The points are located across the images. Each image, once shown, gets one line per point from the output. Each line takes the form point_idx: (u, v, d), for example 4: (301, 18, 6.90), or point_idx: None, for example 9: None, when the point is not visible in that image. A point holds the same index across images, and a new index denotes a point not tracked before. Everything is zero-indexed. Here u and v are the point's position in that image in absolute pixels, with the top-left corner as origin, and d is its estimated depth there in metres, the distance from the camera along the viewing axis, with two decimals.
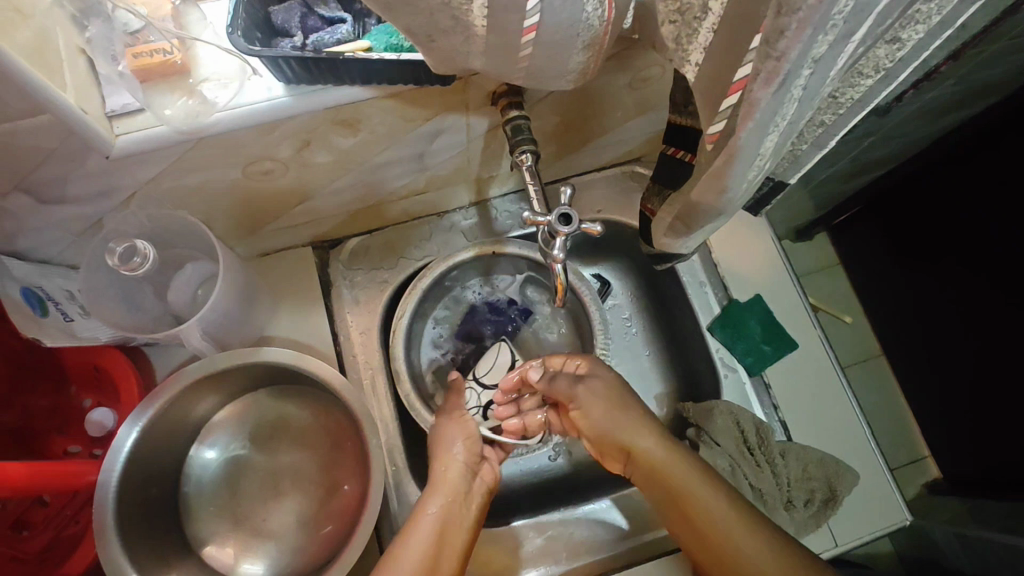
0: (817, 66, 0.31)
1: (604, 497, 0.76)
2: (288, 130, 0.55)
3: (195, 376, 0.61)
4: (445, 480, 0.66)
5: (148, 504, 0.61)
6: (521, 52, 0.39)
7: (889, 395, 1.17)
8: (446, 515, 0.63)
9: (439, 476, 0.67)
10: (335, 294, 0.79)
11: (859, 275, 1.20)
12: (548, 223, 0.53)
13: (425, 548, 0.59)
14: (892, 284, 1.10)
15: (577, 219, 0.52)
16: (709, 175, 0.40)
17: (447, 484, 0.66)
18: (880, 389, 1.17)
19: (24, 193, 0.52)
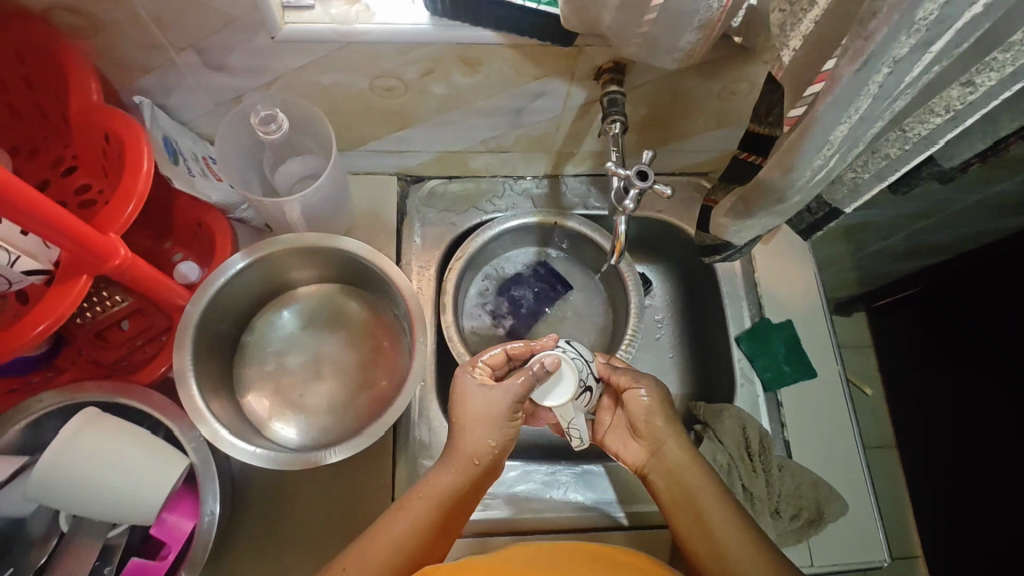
0: (896, 67, 0.38)
1: (597, 464, 0.81)
2: (419, 55, 0.63)
3: (287, 245, 0.68)
4: (459, 456, 0.61)
5: (217, 348, 0.69)
6: (646, 15, 0.47)
7: (894, 466, 1.18)
8: (452, 497, 0.59)
9: (460, 452, 0.61)
10: (407, 222, 0.87)
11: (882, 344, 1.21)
12: (626, 177, 0.59)
13: (416, 529, 0.56)
14: (917, 363, 1.12)
15: (652, 176, 0.58)
16: (781, 152, 0.47)
17: (465, 459, 0.61)
18: (888, 459, 1.18)
19: (194, 53, 0.61)
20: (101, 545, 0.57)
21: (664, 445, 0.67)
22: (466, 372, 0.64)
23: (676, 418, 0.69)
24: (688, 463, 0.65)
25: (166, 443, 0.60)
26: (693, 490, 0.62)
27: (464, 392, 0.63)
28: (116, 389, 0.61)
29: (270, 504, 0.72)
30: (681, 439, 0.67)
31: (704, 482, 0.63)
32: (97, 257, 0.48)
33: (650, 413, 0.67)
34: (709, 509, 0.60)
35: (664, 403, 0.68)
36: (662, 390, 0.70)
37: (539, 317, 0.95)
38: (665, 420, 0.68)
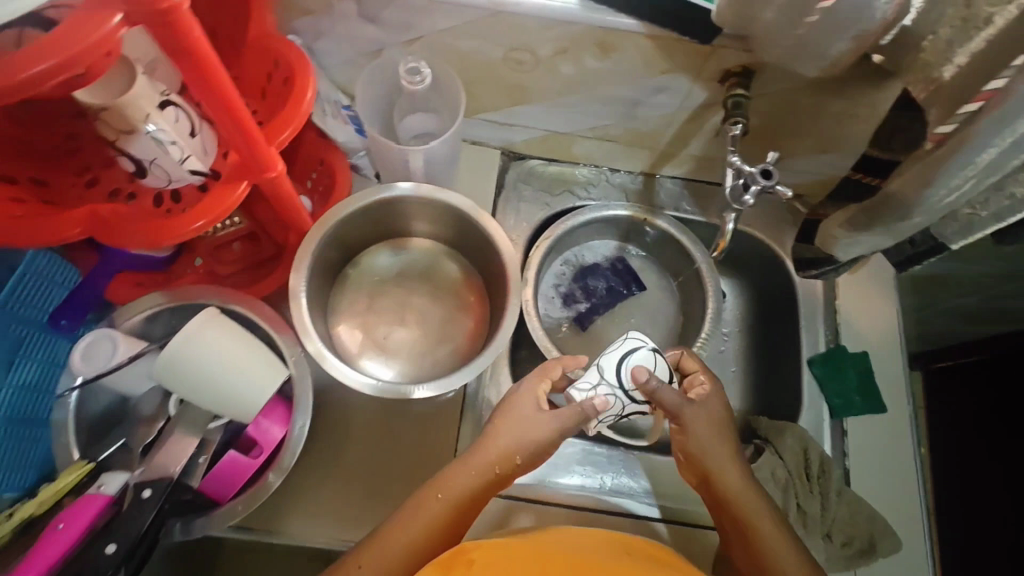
0: None
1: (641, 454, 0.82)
2: (559, 33, 0.66)
3: (402, 192, 0.71)
4: (483, 449, 0.60)
5: (323, 278, 0.73)
6: (809, 16, 0.49)
7: None
8: (467, 496, 0.59)
9: (486, 445, 0.60)
10: (503, 196, 0.91)
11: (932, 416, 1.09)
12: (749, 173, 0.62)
13: (430, 530, 0.57)
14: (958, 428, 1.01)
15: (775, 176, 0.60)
16: (925, 167, 0.50)
17: (484, 462, 0.60)
18: None
19: (355, 2, 0.65)
20: (200, 437, 0.62)
21: (717, 475, 0.62)
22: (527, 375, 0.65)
23: (730, 442, 0.63)
24: (745, 490, 0.61)
25: (272, 354, 0.65)
26: (750, 523, 0.59)
27: (515, 402, 0.63)
28: (233, 296, 0.66)
29: (341, 433, 0.75)
30: (738, 466, 0.62)
31: (763, 510, 0.60)
32: (261, 167, 0.52)
33: (703, 433, 0.62)
34: (768, 545, 0.58)
35: (716, 428, 0.63)
36: (717, 410, 0.64)
37: (609, 308, 0.97)
38: (723, 444, 0.62)
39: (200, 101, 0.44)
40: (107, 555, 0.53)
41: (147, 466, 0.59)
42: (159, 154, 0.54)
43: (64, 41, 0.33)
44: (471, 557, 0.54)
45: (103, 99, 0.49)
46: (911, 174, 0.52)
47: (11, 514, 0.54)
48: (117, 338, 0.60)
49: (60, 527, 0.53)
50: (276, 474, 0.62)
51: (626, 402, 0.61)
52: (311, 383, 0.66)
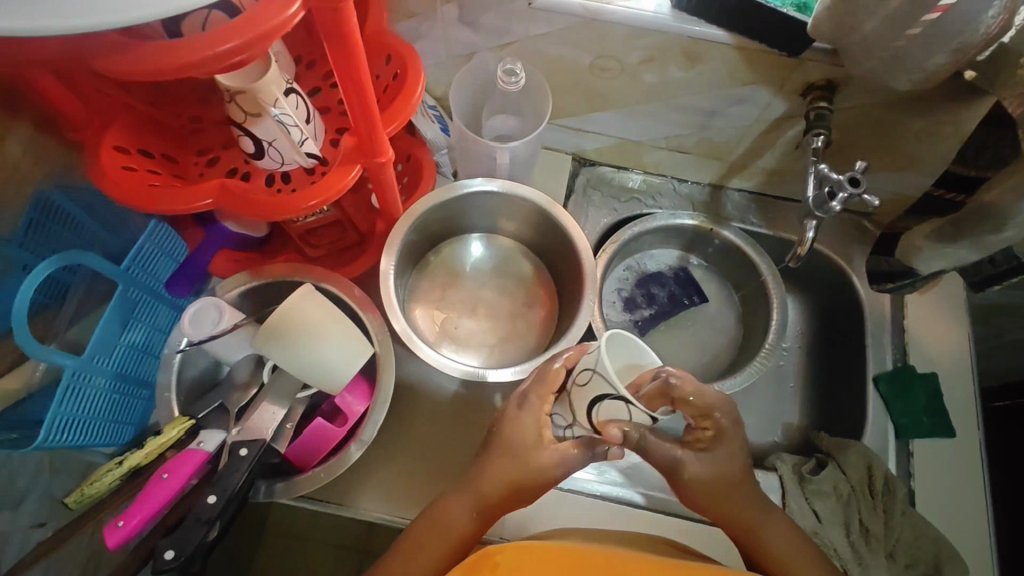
0: None
1: None
2: (649, 43, 0.69)
3: (487, 186, 0.74)
4: (477, 481, 0.58)
5: (405, 265, 0.77)
6: (911, 28, 0.51)
7: None
8: (467, 530, 0.57)
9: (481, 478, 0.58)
10: (573, 201, 0.93)
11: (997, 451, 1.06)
12: (837, 182, 0.65)
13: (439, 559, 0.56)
14: None
15: (863, 184, 0.63)
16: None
17: (480, 498, 0.58)
18: None
19: (457, 8, 0.70)
20: (287, 405, 0.65)
21: (732, 515, 0.59)
22: (523, 404, 0.59)
23: (739, 481, 0.59)
24: (761, 525, 0.59)
25: (359, 331, 0.68)
26: (780, 560, 0.58)
27: (516, 440, 0.58)
28: (326, 275, 0.70)
29: (408, 418, 0.77)
30: (751, 498, 0.59)
31: (787, 543, 0.59)
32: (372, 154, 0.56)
33: (712, 491, 0.58)
34: None
35: (723, 472, 0.58)
36: (730, 462, 0.58)
37: (669, 316, 0.97)
38: (741, 496, 0.59)
39: (341, 86, 0.47)
40: (208, 504, 0.56)
41: (244, 427, 0.63)
42: (279, 136, 0.58)
43: (249, 25, 0.37)
44: (496, 560, 0.53)
45: (238, 83, 0.53)
46: (1008, 186, 0.53)
47: (123, 461, 0.58)
48: (224, 308, 0.64)
49: (164, 477, 0.57)
50: (358, 445, 0.64)
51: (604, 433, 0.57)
52: (392, 359, 0.69)
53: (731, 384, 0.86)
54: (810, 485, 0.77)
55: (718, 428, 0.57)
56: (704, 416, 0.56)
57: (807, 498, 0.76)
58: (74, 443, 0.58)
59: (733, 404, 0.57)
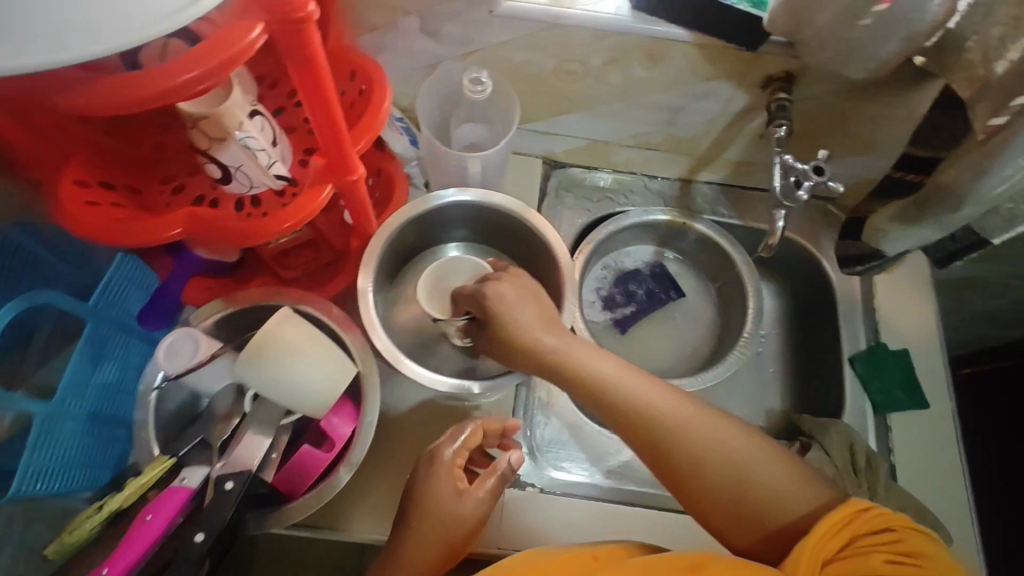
0: None
1: None
2: (611, 44, 0.70)
3: (457, 196, 0.74)
4: (407, 552, 0.58)
5: (381, 281, 0.76)
6: (862, 19, 0.52)
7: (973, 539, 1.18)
8: None
9: (407, 553, 0.58)
10: (545, 205, 0.94)
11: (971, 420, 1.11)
12: (801, 171, 0.67)
13: None
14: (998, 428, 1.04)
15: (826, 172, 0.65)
16: (977, 158, 0.52)
17: (412, 567, 0.57)
18: None
19: (419, 19, 0.70)
20: (272, 434, 0.64)
21: (539, 357, 0.58)
22: (434, 463, 0.61)
23: (522, 320, 0.59)
24: (562, 353, 0.57)
25: (341, 352, 0.66)
26: (608, 391, 0.55)
27: (435, 502, 0.59)
28: (302, 297, 0.69)
29: (396, 435, 0.76)
30: (539, 327, 0.59)
31: (603, 365, 0.56)
32: (343, 170, 0.55)
33: (513, 358, 0.60)
34: (637, 401, 0.54)
35: (495, 321, 0.60)
36: (504, 316, 0.60)
37: (648, 314, 0.99)
38: (536, 334, 0.58)
39: (305, 104, 0.47)
40: (196, 543, 0.55)
41: (228, 460, 0.61)
42: (246, 161, 0.57)
43: (210, 53, 0.37)
44: None
45: (201, 109, 0.52)
46: (964, 164, 0.55)
47: (103, 505, 0.56)
48: (199, 339, 0.63)
49: (148, 518, 0.55)
50: (347, 469, 0.63)
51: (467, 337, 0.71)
52: (377, 380, 0.67)
53: (713, 375, 0.88)
54: None
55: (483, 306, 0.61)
56: (474, 303, 0.63)
57: None
58: (46, 492, 0.56)
59: (488, 288, 0.61)
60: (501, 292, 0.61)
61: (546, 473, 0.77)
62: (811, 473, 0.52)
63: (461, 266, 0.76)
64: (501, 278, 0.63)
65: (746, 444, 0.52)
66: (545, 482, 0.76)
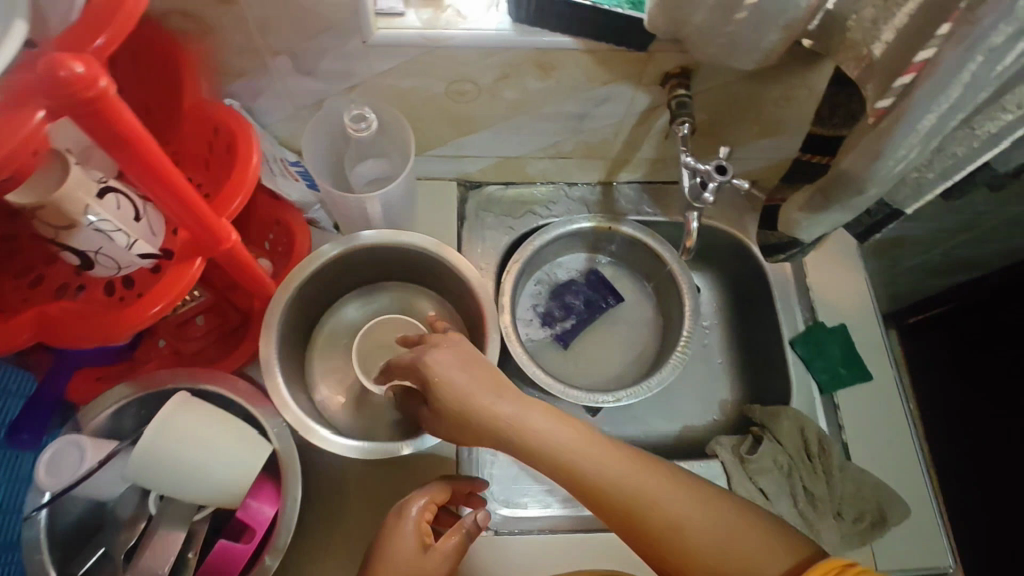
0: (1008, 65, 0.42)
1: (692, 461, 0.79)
2: (499, 60, 0.67)
3: (364, 241, 0.71)
4: None
5: (293, 340, 0.71)
6: (736, 13, 0.50)
7: None
8: None
9: None
10: (466, 229, 0.90)
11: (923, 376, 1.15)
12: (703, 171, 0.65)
13: None
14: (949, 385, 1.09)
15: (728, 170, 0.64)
16: (869, 142, 0.51)
17: None
18: None
19: (290, 58, 0.65)
20: (186, 529, 0.58)
21: (487, 429, 0.53)
22: (403, 513, 0.58)
23: (466, 388, 0.54)
24: (514, 422, 0.52)
25: (251, 428, 0.61)
26: (563, 460, 0.51)
27: (397, 552, 0.55)
28: (203, 376, 0.62)
29: (338, 498, 0.72)
30: (487, 395, 0.53)
31: (558, 433, 0.52)
32: (212, 240, 0.50)
33: (462, 427, 0.55)
34: (595, 470, 0.51)
35: (440, 392, 0.55)
36: (447, 389, 0.54)
37: (588, 325, 0.96)
38: (482, 403, 0.53)
39: (130, 175, 0.41)
40: None
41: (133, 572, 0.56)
42: (103, 244, 0.50)
43: None
44: None
45: (34, 198, 0.46)
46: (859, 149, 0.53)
47: None
48: (85, 444, 0.56)
49: None
50: (273, 555, 0.58)
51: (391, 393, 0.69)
52: (298, 455, 0.62)
53: (657, 380, 0.85)
54: (752, 466, 0.78)
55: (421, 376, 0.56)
56: (410, 371, 0.58)
57: (752, 478, 0.77)
58: None
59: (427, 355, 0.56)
60: (442, 358, 0.56)
61: (496, 512, 0.75)
62: (782, 529, 0.50)
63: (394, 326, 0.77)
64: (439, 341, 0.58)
65: (710, 508, 0.50)
66: (495, 523, 0.74)
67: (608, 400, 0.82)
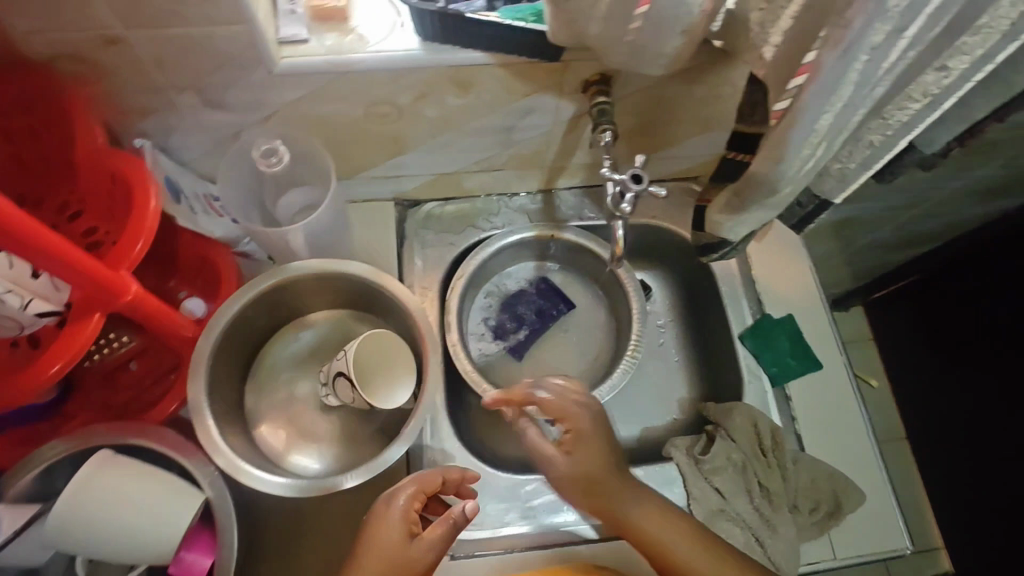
0: (893, 62, 0.42)
1: (646, 466, 0.79)
2: (413, 80, 0.65)
3: (298, 272, 0.70)
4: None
5: (222, 381, 0.69)
6: (631, 23, 0.49)
7: (908, 471, 1.31)
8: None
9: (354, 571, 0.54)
10: (407, 249, 0.88)
11: (895, 347, 1.33)
12: (620, 181, 0.64)
13: None
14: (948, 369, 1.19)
15: (646, 179, 0.64)
16: (770, 146, 0.50)
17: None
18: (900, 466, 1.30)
19: (195, 92, 0.63)
20: None
21: (596, 489, 0.64)
22: (390, 497, 0.59)
23: (603, 450, 0.66)
24: (615, 485, 0.64)
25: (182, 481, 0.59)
26: (636, 522, 0.62)
27: (383, 532, 0.57)
28: (129, 429, 0.60)
29: (292, 533, 0.72)
30: (614, 467, 0.65)
31: (651, 507, 0.63)
32: (109, 293, 0.48)
33: (580, 492, 0.65)
34: (670, 546, 0.61)
35: (585, 440, 0.66)
36: (591, 459, 0.65)
37: (542, 335, 0.96)
38: (606, 487, 0.64)
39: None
40: None
41: None
42: None
43: None
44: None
45: None
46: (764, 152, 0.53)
47: None
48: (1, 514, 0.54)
49: None
50: None
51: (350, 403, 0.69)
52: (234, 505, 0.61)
53: (608, 387, 0.84)
54: (706, 465, 0.78)
55: (579, 428, 0.66)
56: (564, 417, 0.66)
57: (707, 478, 0.77)
58: None
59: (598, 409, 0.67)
60: (580, 413, 0.66)
61: None
62: None
63: (402, 358, 0.68)
64: (569, 388, 0.69)
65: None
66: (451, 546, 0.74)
67: (559, 410, 0.81)
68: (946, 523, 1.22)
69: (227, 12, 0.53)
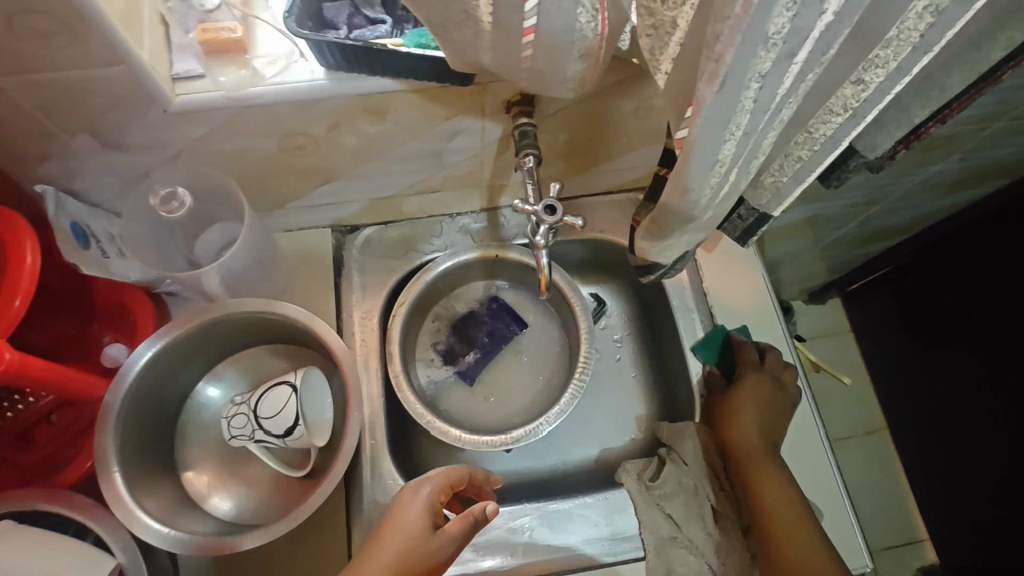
0: (787, 88, 0.39)
1: (591, 494, 0.78)
2: (322, 111, 0.62)
3: (232, 310, 0.70)
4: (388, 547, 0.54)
5: (140, 431, 0.67)
6: (522, 51, 0.46)
7: (886, 468, 1.27)
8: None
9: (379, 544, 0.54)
10: (346, 278, 0.85)
11: (869, 341, 1.32)
12: (535, 213, 0.65)
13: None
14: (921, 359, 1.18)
15: (559, 211, 0.64)
16: (675, 176, 0.47)
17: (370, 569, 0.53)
18: (877, 462, 1.28)
19: (91, 135, 0.60)
20: None
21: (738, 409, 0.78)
22: (417, 485, 0.60)
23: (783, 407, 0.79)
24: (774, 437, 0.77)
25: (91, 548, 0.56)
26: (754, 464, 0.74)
27: (410, 516, 0.57)
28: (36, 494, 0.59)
29: None
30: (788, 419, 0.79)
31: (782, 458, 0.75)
32: None
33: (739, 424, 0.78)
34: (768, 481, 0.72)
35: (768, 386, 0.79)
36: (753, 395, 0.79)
37: (494, 357, 0.93)
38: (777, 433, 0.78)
39: None
40: None
41: None
42: None
43: None
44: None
45: None
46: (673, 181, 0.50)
47: None
48: None
49: None
50: None
51: (265, 432, 0.67)
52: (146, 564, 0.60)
53: (557, 411, 0.81)
54: (657, 491, 0.76)
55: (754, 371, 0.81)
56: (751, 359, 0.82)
57: (659, 504, 0.76)
58: None
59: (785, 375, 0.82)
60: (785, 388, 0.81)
61: None
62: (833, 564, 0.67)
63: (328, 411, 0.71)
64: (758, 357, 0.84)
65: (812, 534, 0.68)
66: None
67: (506, 440, 0.78)
68: (933, 518, 1.19)
69: (101, 53, 0.50)
